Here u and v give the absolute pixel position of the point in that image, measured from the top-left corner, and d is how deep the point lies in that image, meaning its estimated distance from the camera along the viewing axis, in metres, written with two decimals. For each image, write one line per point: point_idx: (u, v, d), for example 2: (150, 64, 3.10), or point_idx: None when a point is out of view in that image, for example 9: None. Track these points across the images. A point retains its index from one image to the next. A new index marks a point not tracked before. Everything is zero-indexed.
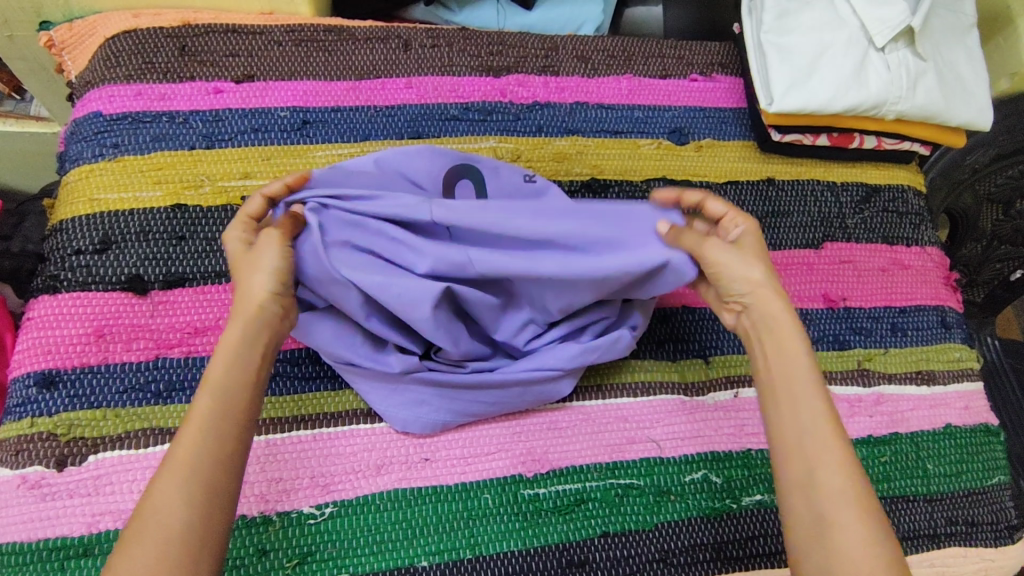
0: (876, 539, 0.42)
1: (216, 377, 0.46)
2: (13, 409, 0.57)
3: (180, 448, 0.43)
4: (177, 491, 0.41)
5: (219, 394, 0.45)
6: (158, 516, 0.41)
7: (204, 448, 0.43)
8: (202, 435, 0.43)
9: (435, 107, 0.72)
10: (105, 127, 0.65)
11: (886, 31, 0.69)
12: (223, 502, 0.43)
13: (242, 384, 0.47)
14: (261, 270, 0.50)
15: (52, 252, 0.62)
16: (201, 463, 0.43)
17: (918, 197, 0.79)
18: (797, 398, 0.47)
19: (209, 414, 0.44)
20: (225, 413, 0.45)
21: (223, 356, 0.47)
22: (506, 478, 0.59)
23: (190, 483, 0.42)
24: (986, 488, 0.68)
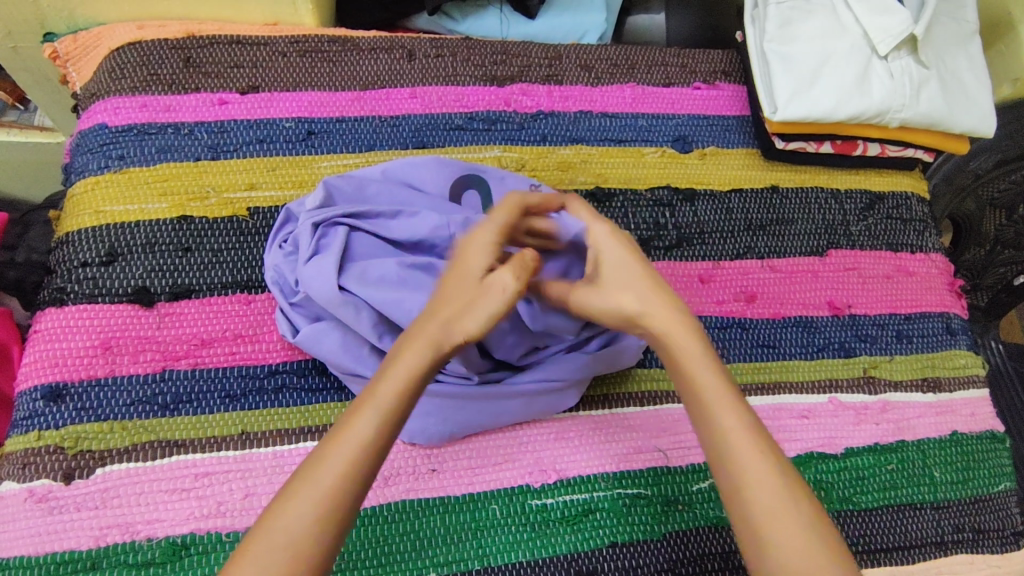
0: (816, 539, 0.41)
1: (377, 405, 0.43)
2: (19, 422, 0.57)
3: (329, 466, 0.41)
4: (310, 519, 0.40)
5: (377, 425, 0.43)
6: (286, 541, 0.39)
7: (348, 482, 0.41)
8: (348, 466, 0.42)
9: (439, 117, 0.72)
10: (110, 139, 0.65)
11: (888, 39, 0.69)
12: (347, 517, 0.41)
13: (401, 417, 0.44)
14: (481, 300, 0.48)
15: (58, 264, 0.62)
16: (342, 496, 0.41)
17: (921, 203, 0.80)
18: (713, 414, 0.45)
19: (366, 446, 0.42)
20: (379, 446, 0.43)
21: (393, 382, 0.44)
22: (514, 488, 0.59)
23: (327, 516, 0.40)
24: (992, 494, 0.68)
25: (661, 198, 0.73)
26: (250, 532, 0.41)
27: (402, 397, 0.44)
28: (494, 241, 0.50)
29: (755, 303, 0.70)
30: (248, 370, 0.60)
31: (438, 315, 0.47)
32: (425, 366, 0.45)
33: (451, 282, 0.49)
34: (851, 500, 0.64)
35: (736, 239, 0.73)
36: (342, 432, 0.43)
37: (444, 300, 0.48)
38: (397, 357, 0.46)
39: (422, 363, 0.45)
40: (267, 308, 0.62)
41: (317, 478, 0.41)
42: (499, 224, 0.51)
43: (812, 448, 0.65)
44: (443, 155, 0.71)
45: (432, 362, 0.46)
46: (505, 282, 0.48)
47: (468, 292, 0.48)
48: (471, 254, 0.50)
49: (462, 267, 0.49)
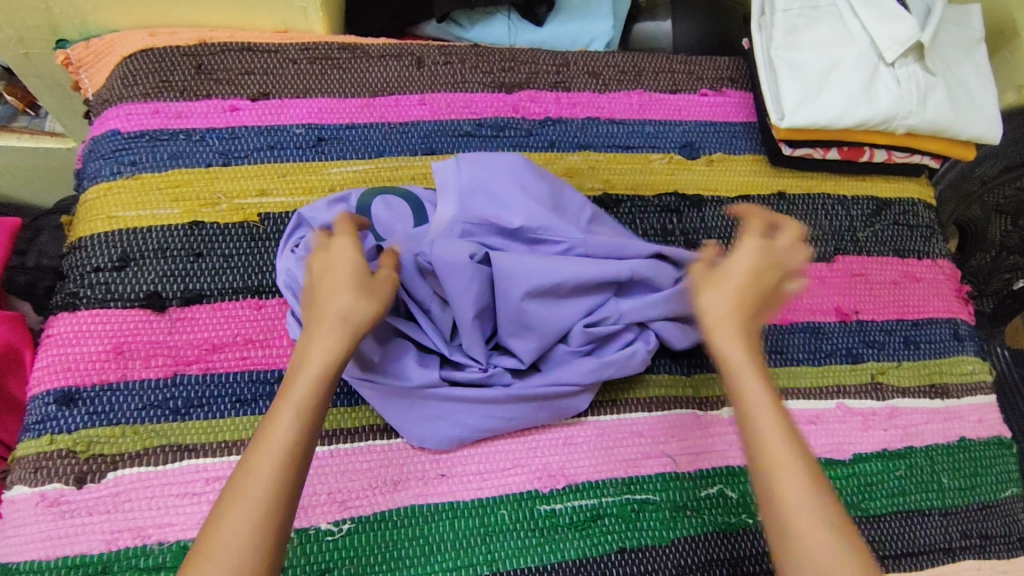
0: (841, 546, 0.40)
1: (296, 403, 0.45)
2: (31, 426, 0.57)
3: (256, 473, 0.42)
4: (247, 524, 0.41)
5: (295, 423, 0.44)
6: (230, 548, 0.40)
7: (279, 482, 0.42)
8: (275, 467, 0.43)
9: (448, 124, 0.72)
10: (122, 145, 0.66)
11: (895, 47, 0.69)
12: (283, 512, 0.42)
13: (319, 408, 0.46)
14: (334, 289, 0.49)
15: (70, 270, 0.62)
16: (276, 495, 0.42)
17: (928, 210, 0.80)
18: (751, 416, 0.45)
19: (289, 446, 0.43)
20: (303, 441, 0.44)
21: (307, 378, 0.46)
22: (523, 493, 0.59)
23: (265, 517, 0.41)
24: (1001, 500, 0.68)
25: (669, 204, 0.74)
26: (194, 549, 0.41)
27: (318, 390, 0.46)
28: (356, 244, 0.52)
29: None
30: (258, 375, 0.60)
31: (332, 310, 0.48)
32: (340, 355, 0.47)
33: (335, 281, 0.50)
34: (860, 506, 0.64)
35: None
36: (264, 438, 0.44)
37: (328, 297, 0.49)
38: (305, 354, 0.47)
39: (337, 351, 0.47)
40: (277, 313, 0.63)
41: (248, 486, 0.42)
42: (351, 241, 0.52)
43: (821, 454, 0.65)
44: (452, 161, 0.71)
45: (347, 348, 0.48)
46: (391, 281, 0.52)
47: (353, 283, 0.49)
48: (343, 258, 0.51)
49: (327, 267, 0.50)
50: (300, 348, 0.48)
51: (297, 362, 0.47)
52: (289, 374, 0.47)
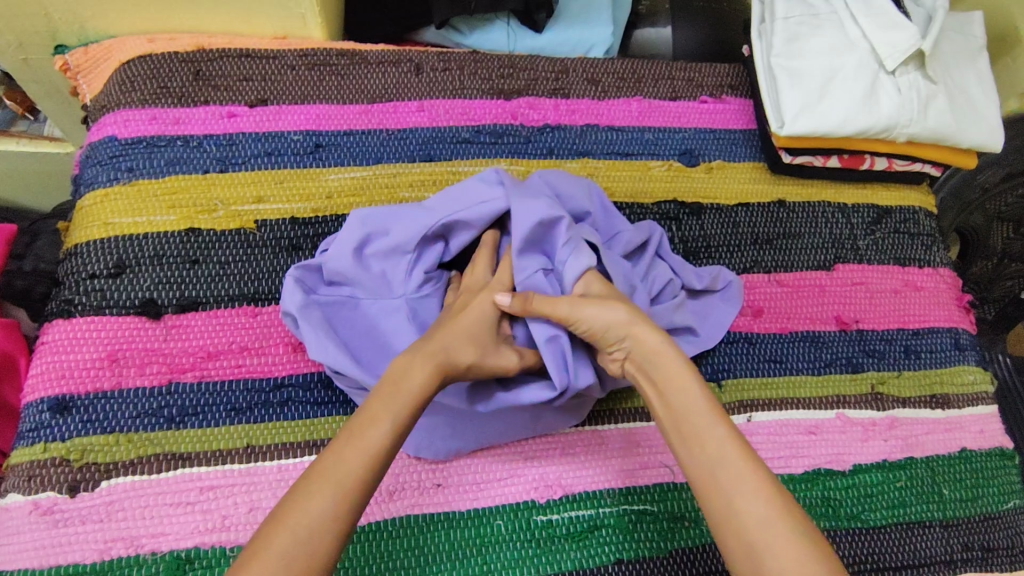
0: (800, 539, 0.43)
1: (397, 411, 0.47)
2: (25, 434, 0.57)
3: (347, 464, 0.44)
4: (327, 515, 0.42)
5: (390, 431, 0.46)
6: (307, 524, 0.41)
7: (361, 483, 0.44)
8: (364, 470, 0.44)
9: (446, 130, 0.72)
10: (119, 151, 0.66)
11: (896, 55, 0.69)
12: (359, 505, 0.44)
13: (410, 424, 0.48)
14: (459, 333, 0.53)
15: (65, 276, 0.62)
16: (360, 485, 0.44)
17: (929, 217, 0.79)
18: (697, 424, 0.49)
19: (377, 452, 0.45)
20: (388, 453, 0.46)
21: (407, 394, 0.48)
22: (519, 503, 0.59)
23: (342, 512, 0.42)
24: (1001, 512, 0.68)
25: (668, 211, 0.73)
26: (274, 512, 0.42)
27: (415, 408, 0.48)
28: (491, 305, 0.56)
29: (762, 317, 0.70)
30: (253, 383, 0.60)
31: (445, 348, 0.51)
32: (436, 378, 0.49)
33: (462, 322, 0.54)
34: (860, 518, 0.64)
35: (743, 253, 0.73)
36: (358, 434, 0.45)
37: (445, 335, 0.52)
38: (406, 370, 0.49)
39: (432, 376, 0.49)
40: (273, 320, 0.62)
41: (335, 476, 0.43)
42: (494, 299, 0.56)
43: (820, 465, 0.65)
44: (450, 168, 0.71)
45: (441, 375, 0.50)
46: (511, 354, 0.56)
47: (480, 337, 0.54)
48: (478, 314, 0.55)
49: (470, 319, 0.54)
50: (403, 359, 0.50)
51: (395, 372, 0.49)
52: (385, 381, 0.49)
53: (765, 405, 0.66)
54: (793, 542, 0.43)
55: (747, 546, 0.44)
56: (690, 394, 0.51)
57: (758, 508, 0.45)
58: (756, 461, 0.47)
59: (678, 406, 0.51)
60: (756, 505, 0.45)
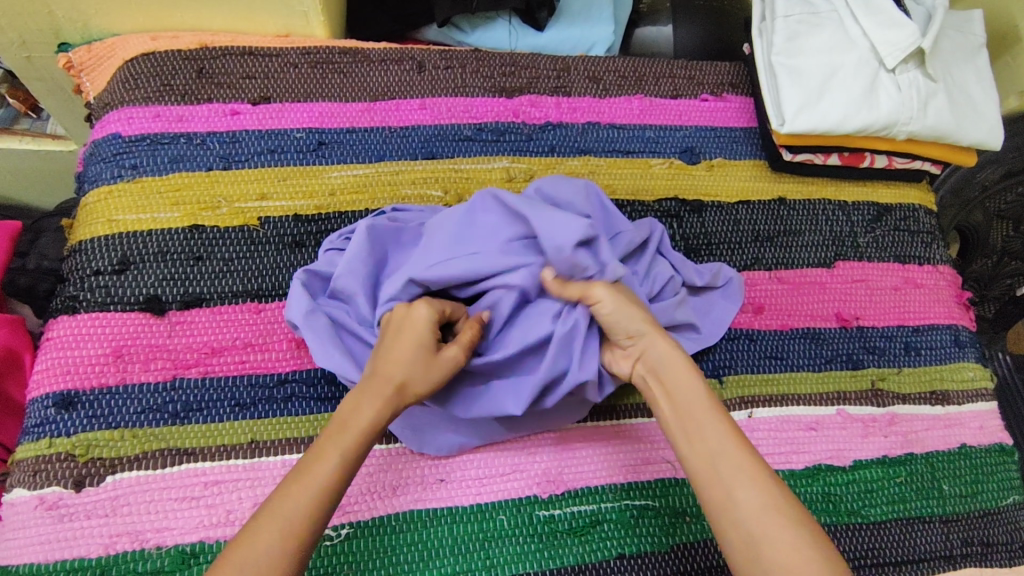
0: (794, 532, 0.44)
1: (342, 449, 0.47)
2: (30, 429, 0.57)
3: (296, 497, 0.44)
4: (269, 557, 0.42)
5: (339, 465, 0.46)
6: (257, 559, 0.42)
7: (311, 521, 0.44)
8: (313, 503, 0.45)
9: (448, 128, 0.72)
10: (123, 149, 0.66)
11: (896, 53, 0.69)
12: (307, 539, 0.44)
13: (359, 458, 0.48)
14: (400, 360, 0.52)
15: (69, 273, 0.62)
16: (311, 518, 0.44)
17: (929, 215, 0.80)
18: (699, 417, 0.50)
19: (322, 491, 0.45)
20: (334, 492, 0.46)
21: (355, 429, 0.48)
22: (521, 498, 0.59)
23: (286, 555, 0.42)
24: (1001, 508, 0.68)
25: (669, 209, 0.73)
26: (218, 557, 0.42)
27: (361, 445, 0.48)
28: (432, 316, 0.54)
29: (763, 314, 0.70)
30: (256, 379, 0.60)
31: (394, 378, 0.51)
32: (387, 414, 0.50)
33: (398, 345, 0.52)
34: (860, 513, 0.64)
35: (744, 250, 0.73)
36: (302, 475, 0.46)
37: (393, 364, 0.51)
38: (355, 409, 0.49)
39: (381, 411, 0.49)
40: (277, 316, 0.63)
41: (278, 517, 0.43)
42: (426, 311, 0.54)
43: (821, 461, 0.65)
44: (452, 166, 0.71)
45: (391, 410, 0.50)
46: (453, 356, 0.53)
47: (422, 355, 0.52)
48: (415, 328, 0.53)
49: (411, 337, 0.53)
50: (354, 395, 0.50)
51: (343, 412, 0.49)
52: (335, 423, 0.49)
53: (766, 401, 0.66)
54: (790, 533, 0.44)
55: (745, 537, 0.44)
56: (691, 388, 0.51)
57: (756, 499, 0.45)
58: (754, 454, 0.48)
59: (679, 401, 0.51)
60: (754, 497, 0.45)
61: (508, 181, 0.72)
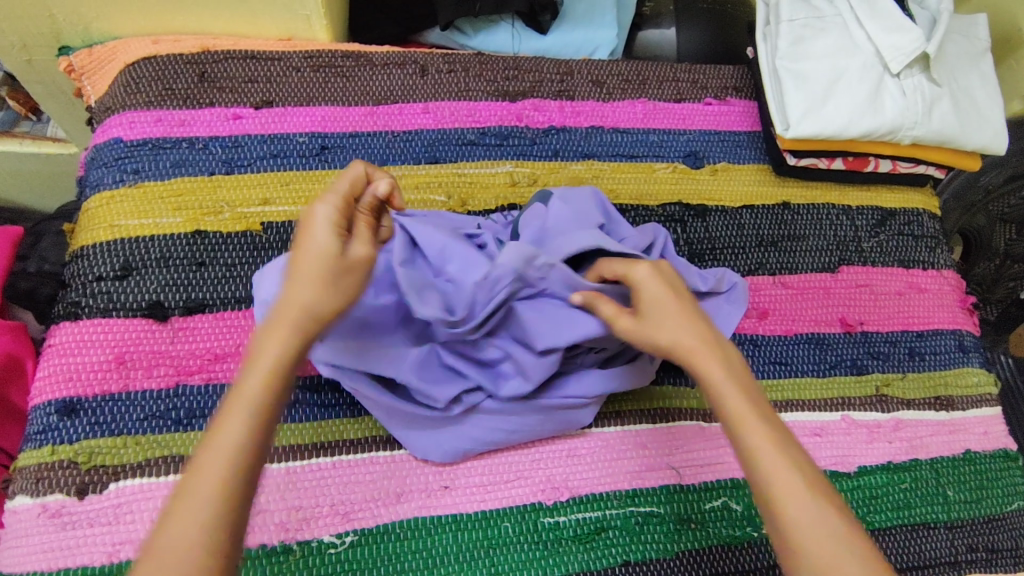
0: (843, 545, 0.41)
1: (250, 405, 0.42)
2: (32, 437, 0.57)
3: (207, 472, 0.40)
4: (196, 526, 0.39)
5: (247, 423, 0.42)
6: (185, 545, 0.38)
7: (230, 488, 0.40)
8: (226, 469, 0.40)
9: (451, 132, 0.72)
10: (125, 153, 0.66)
11: (900, 57, 0.69)
12: (227, 507, 0.40)
13: (273, 408, 0.43)
14: (302, 275, 0.46)
15: (72, 279, 0.62)
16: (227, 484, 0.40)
17: (933, 220, 0.79)
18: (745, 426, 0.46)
19: (240, 447, 0.41)
20: (252, 447, 0.41)
21: (257, 378, 0.43)
22: (526, 506, 0.59)
23: (211, 529, 0.39)
24: (1006, 514, 0.68)
25: (673, 213, 0.73)
26: (157, 525, 0.40)
27: (271, 394, 0.43)
28: (334, 219, 0.48)
29: (768, 320, 0.70)
30: None
31: (298, 301, 0.45)
32: (297, 349, 0.44)
33: (302, 260, 0.47)
34: (865, 519, 0.64)
35: (748, 255, 0.73)
36: (217, 430, 0.42)
37: (296, 281, 0.46)
38: (261, 344, 0.44)
39: (293, 344, 0.44)
40: None
41: (195, 495, 0.39)
42: (324, 211, 0.48)
43: (825, 467, 0.65)
44: (455, 170, 0.71)
45: (303, 341, 0.45)
46: (325, 224, 0.47)
47: (325, 267, 0.46)
48: (316, 243, 0.47)
49: (313, 246, 0.47)
50: (260, 334, 0.45)
51: (253, 350, 0.44)
52: (245, 363, 0.44)
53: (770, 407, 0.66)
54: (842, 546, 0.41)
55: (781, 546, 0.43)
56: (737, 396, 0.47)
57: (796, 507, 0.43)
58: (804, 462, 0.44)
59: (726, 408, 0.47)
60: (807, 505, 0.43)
61: (511, 185, 0.72)
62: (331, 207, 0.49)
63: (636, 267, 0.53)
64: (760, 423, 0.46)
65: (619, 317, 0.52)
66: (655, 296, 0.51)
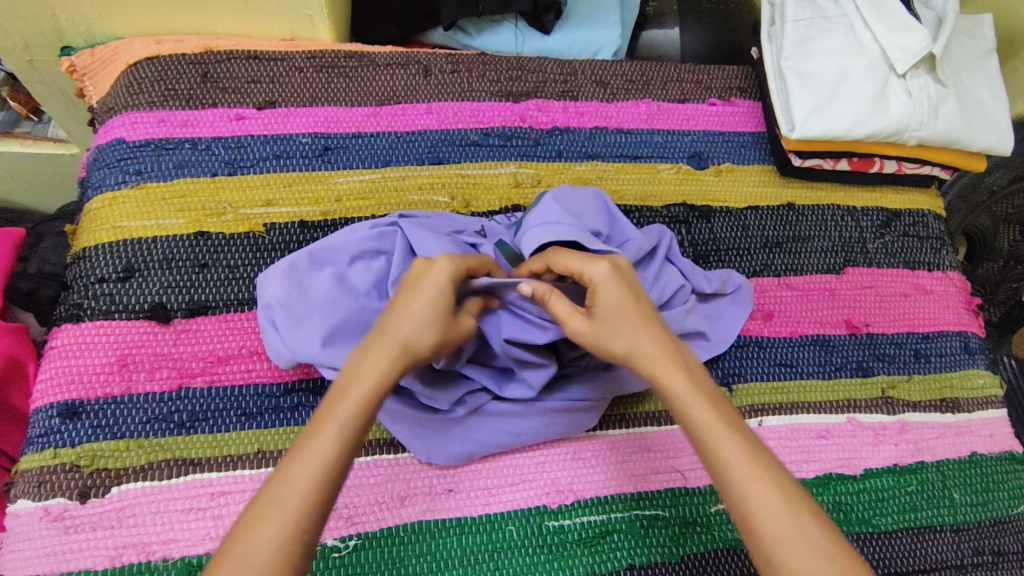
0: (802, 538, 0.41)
1: (341, 422, 0.43)
2: (35, 440, 0.56)
3: (295, 485, 0.40)
4: (279, 543, 0.39)
5: (338, 441, 0.42)
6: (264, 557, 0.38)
7: (314, 505, 0.40)
8: (313, 485, 0.41)
9: (455, 133, 0.72)
10: (127, 154, 0.65)
11: (906, 57, 0.69)
12: (312, 522, 0.40)
13: (362, 428, 0.44)
14: (409, 314, 0.47)
15: (74, 280, 0.61)
16: (315, 500, 0.40)
17: (938, 221, 0.79)
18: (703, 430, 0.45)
19: (327, 468, 0.41)
20: (337, 467, 0.42)
21: (354, 399, 0.44)
22: (530, 509, 0.59)
23: (293, 546, 0.39)
24: (1012, 516, 0.67)
25: (677, 215, 0.73)
26: (231, 539, 0.39)
27: (365, 416, 0.43)
28: (455, 275, 0.49)
29: (773, 321, 0.70)
30: (262, 388, 0.60)
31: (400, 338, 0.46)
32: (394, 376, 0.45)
33: (413, 302, 0.48)
34: (872, 522, 0.64)
35: (753, 257, 0.72)
36: (301, 452, 0.42)
37: (401, 316, 0.47)
38: (360, 365, 0.45)
39: (387, 374, 0.45)
40: None
41: (278, 509, 0.39)
42: (448, 267, 0.49)
43: (831, 469, 0.65)
44: (459, 171, 0.71)
45: (399, 371, 0.46)
46: (440, 272, 0.49)
47: (438, 315, 0.48)
48: (434, 285, 0.48)
49: (430, 291, 0.48)
50: (356, 356, 0.46)
51: (347, 372, 0.45)
52: (338, 383, 0.45)
53: (776, 410, 0.66)
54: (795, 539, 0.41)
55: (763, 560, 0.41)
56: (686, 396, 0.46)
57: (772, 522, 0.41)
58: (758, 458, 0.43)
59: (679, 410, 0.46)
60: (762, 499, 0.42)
61: (515, 186, 0.71)
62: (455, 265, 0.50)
63: (595, 268, 0.51)
64: (720, 423, 0.45)
65: (577, 319, 0.50)
66: (611, 299, 0.49)
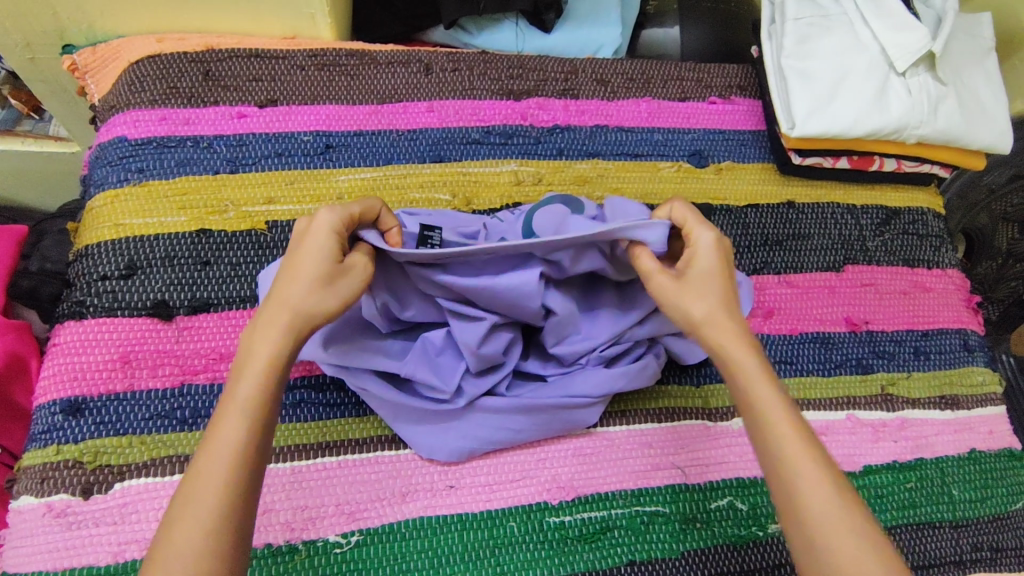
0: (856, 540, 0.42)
1: (244, 406, 0.43)
2: (37, 436, 0.56)
3: (210, 471, 0.41)
4: (202, 530, 0.40)
5: (246, 423, 0.43)
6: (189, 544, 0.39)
7: (234, 486, 0.41)
8: (229, 468, 0.41)
9: (456, 131, 0.72)
10: (129, 152, 0.65)
11: (906, 56, 0.69)
12: (234, 502, 0.41)
13: (270, 407, 0.44)
14: (296, 278, 0.46)
15: (76, 277, 0.62)
16: (232, 480, 0.41)
17: (938, 219, 0.79)
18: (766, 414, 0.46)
19: (235, 449, 0.42)
20: (250, 449, 0.42)
21: (251, 381, 0.44)
22: (532, 505, 0.59)
23: (221, 528, 0.40)
24: (1011, 512, 0.68)
25: None
26: (158, 538, 0.40)
27: (268, 395, 0.44)
28: (337, 226, 0.48)
29: (773, 319, 0.70)
30: None
31: (291, 303, 0.46)
32: (289, 352, 0.46)
33: (298, 265, 0.47)
34: None
35: (753, 254, 0.73)
36: (211, 440, 0.42)
37: (287, 285, 0.46)
38: (253, 346, 0.45)
39: (281, 347, 0.45)
40: None
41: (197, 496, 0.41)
42: (329, 219, 0.48)
43: None
44: (460, 169, 0.71)
45: (296, 343, 0.46)
46: (323, 226, 0.48)
47: (322, 271, 0.47)
48: (316, 243, 0.47)
49: (312, 250, 0.47)
50: (250, 334, 0.46)
51: (243, 355, 0.46)
52: (237, 367, 0.45)
53: None
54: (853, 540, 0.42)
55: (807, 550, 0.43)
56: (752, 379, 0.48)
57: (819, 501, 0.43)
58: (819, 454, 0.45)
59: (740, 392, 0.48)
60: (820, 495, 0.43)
61: (516, 184, 0.71)
62: (336, 215, 0.48)
63: (699, 234, 0.52)
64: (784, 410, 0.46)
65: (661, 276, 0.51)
66: (706, 265, 0.51)
